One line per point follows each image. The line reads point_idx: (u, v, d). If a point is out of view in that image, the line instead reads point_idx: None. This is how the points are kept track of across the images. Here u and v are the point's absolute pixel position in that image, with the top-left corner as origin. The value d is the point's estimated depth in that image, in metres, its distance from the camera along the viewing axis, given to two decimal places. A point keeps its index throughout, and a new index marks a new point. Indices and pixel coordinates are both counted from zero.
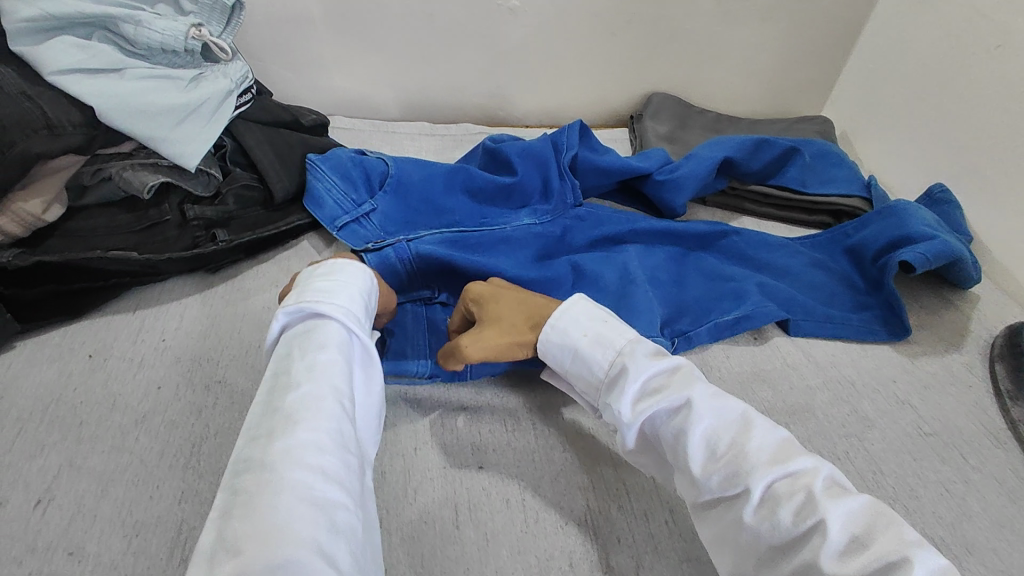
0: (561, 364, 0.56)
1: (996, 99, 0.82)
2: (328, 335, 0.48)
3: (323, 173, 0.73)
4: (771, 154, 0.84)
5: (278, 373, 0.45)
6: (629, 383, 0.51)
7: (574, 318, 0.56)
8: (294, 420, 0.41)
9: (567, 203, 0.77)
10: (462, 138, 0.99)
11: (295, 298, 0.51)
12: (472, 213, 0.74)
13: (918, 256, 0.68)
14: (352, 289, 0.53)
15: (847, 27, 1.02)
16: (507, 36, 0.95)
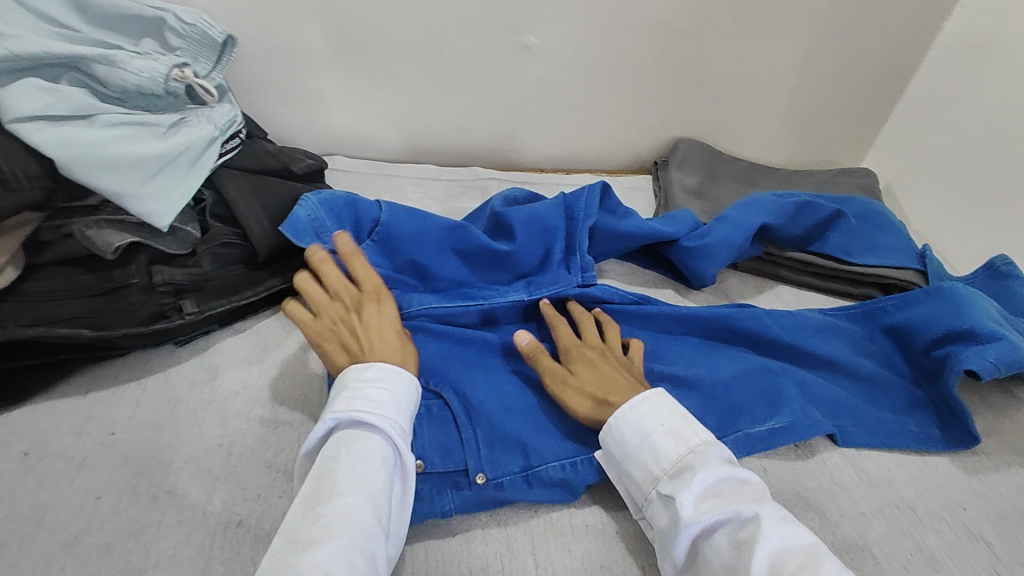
0: (625, 448, 0.50)
1: None
2: (374, 450, 0.45)
3: (310, 206, 0.66)
4: (813, 219, 0.75)
5: (324, 476, 0.44)
6: (697, 479, 0.45)
7: (653, 405, 0.50)
8: (330, 536, 0.40)
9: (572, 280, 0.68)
10: (470, 184, 0.92)
11: (350, 394, 0.48)
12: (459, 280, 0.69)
13: (986, 364, 0.59)
14: (401, 398, 0.49)
15: (896, 72, 0.93)
16: (522, 76, 0.88)
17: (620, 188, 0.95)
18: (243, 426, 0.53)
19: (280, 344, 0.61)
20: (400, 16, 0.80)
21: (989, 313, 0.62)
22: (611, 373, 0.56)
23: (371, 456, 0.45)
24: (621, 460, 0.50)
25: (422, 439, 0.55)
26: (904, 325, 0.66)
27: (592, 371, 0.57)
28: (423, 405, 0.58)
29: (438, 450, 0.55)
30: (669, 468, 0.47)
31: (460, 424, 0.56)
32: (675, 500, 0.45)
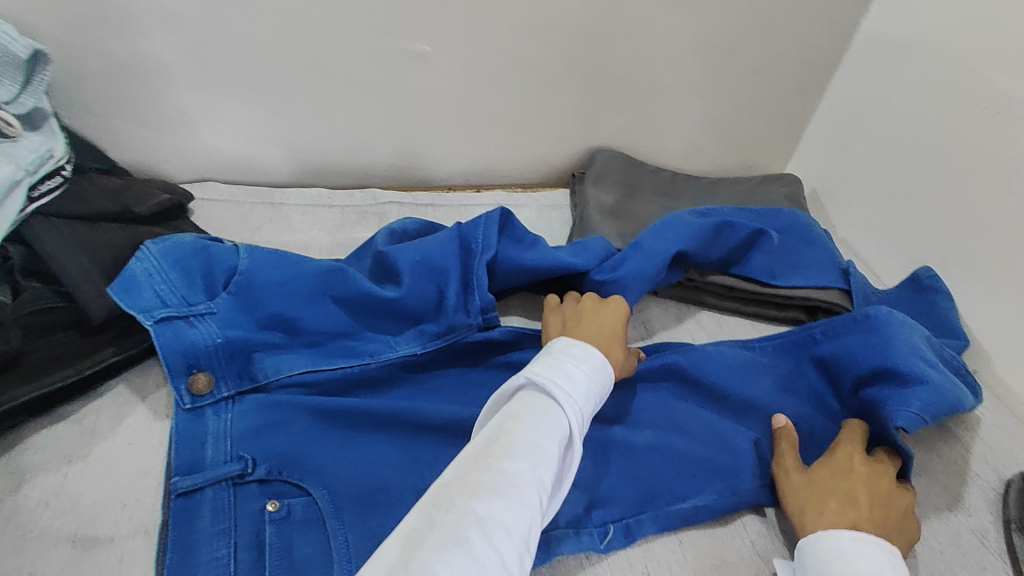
0: (818, 570, 0.47)
1: (991, 174, 0.68)
2: (555, 422, 0.43)
3: (149, 258, 0.54)
4: (733, 240, 0.70)
5: (496, 432, 0.42)
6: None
7: (875, 554, 0.46)
8: (497, 491, 0.37)
9: (469, 325, 0.62)
10: (366, 209, 0.82)
11: (563, 372, 0.48)
12: (342, 330, 0.58)
13: (912, 418, 0.53)
14: (594, 385, 0.49)
15: (816, 72, 0.88)
16: (414, 87, 0.78)
17: (535, 206, 0.87)
18: (49, 551, 0.45)
19: (111, 433, 0.52)
20: (262, 22, 0.69)
21: (916, 346, 0.58)
22: (846, 492, 0.51)
23: (551, 425, 0.43)
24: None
25: (277, 554, 0.45)
26: (833, 357, 0.62)
27: (839, 484, 0.52)
28: (285, 506, 0.48)
29: (296, 567, 0.45)
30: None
31: (326, 525, 0.47)
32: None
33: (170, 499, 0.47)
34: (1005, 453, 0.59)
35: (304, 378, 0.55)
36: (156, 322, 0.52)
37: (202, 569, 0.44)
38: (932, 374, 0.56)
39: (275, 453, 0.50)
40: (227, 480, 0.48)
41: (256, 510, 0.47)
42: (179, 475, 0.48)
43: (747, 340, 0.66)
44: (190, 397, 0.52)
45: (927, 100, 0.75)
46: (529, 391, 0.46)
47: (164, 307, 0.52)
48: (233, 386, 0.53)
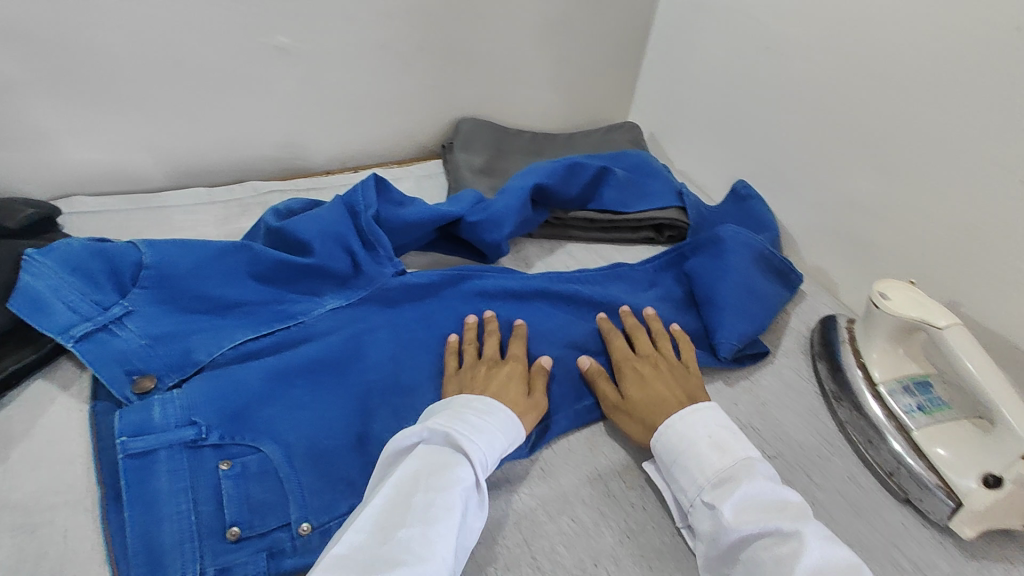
0: (675, 454, 0.53)
1: (772, 96, 0.83)
2: (453, 476, 0.46)
3: (44, 271, 0.56)
4: (585, 177, 0.81)
5: (396, 493, 0.45)
6: (741, 490, 0.49)
7: (697, 419, 0.54)
8: (396, 561, 0.40)
9: (386, 274, 0.67)
10: (249, 203, 0.85)
11: (468, 424, 0.50)
12: (268, 303, 0.63)
13: (726, 344, 0.66)
14: (502, 432, 0.52)
15: (636, 33, 1.02)
16: (277, 79, 0.82)
17: (412, 178, 0.94)
18: None
19: (27, 435, 0.53)
20: (112, 27, 0.69)
21: (749, 269, 0.73)
22: (666, 394, 0.58)
23: (456, 479, 0.46)
24: (670, 468, 0.53)
25: (236, 500, 0.49)
26: (693, 271, 0.75)
27: (648, 390, 0.59)
28: (238, 462, 0.51)
29: (257, 509, 0.49)
30: (713, 478, 0.50)
31: (281, 473, 0.51)
32: (717, 508, 0.48)
33: (121, 460, 0.49)
34: (810, 310, 0.76)
35: (245, 348, 0.59)
36: (77, 340, 0.54)
37: (166, 524, 0.47)
38: (746, 300, 0.70)
39: (224, 418, 0.53)
40: (180, 443, 0.51)
41: (212, 469, 0.50)
42: (127, 435, 0.50)
43: (615, 268, 0.77)
44: (134, 391, 0.55)
45: (719, 45, 0.90)
46: (430, 444, 0.49)
47: (83, 321, 0.55)
48: (178, 375, 0.56)
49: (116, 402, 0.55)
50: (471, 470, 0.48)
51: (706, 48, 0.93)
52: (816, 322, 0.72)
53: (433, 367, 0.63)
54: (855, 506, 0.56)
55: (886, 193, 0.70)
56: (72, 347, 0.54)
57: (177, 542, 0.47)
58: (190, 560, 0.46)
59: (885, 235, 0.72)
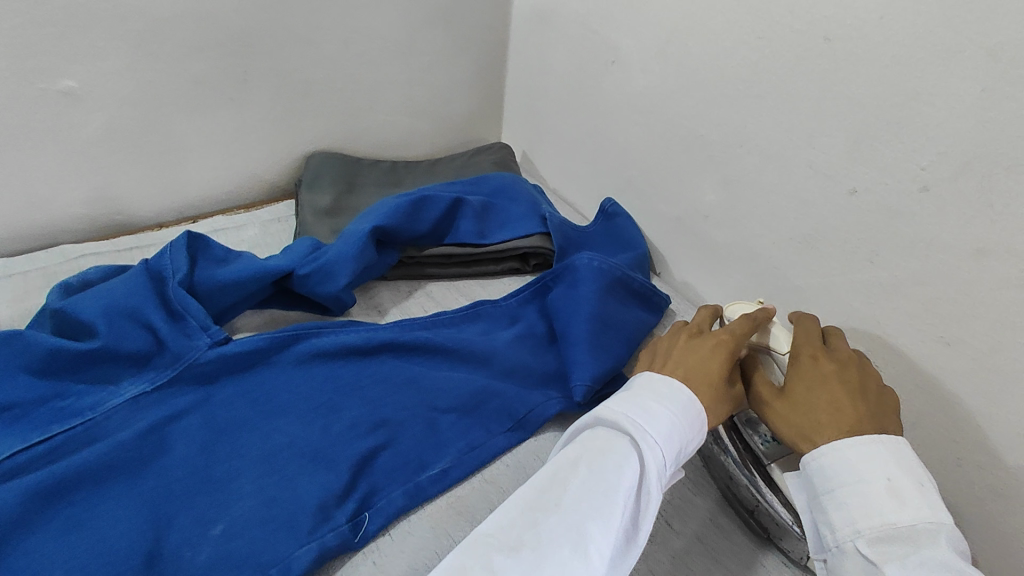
0: (830, 485, 0.43)
1: (624, 112, 0.80)
2: (615, 471, 0.41)
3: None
4: (436, 211, 0.75)
5: (552, 479, 0.42)
6: (916, 560, 0.38)
7: (875, 454, 0.42)
8: (543, 554, 0.37)
9: (197, 346, 0.59)
10: (54, 271, 0.74)
11: (675, 401, 0.46)
12: (42, 398, 0.53)
13: (581, 388, 0.62)
14: (675, 424, 0.45)
15: (491, 50, 0.97)
16: (71, 128, 0.71)
17: (257, 224, 0.86)
18: None
19: None
20: None
21: (604, 299, 0.70)
22: (837, 401, 0.46)
23: (611, 477, 0.41)
24: (823, 497, 0.43)
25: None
26: (553, 305, 0.71)
27: (819, 394, 0.47)
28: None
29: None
30: (882, 531, 0.40)
31: None
32: (881, 568, 0.38)
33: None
34: None
35: (10, 462, 0.49)
36: None
37: None
38: (603, 332, 0.67)
39: None
40: None
41: None
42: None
43: (473, 308, 0.71)
44: None
45: (568, 59, 0.86)
46: (604, 426, 0.45)
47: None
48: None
49: None
50: (635, 461, 0.42)
51: (556, 63, 0.89)
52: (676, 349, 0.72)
53: (249, 450, 0.55)
54: (713, 553, 0.55)
55: (731, 206, 0.68)
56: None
57: None
58: None
59: (737, 248, 0.70)
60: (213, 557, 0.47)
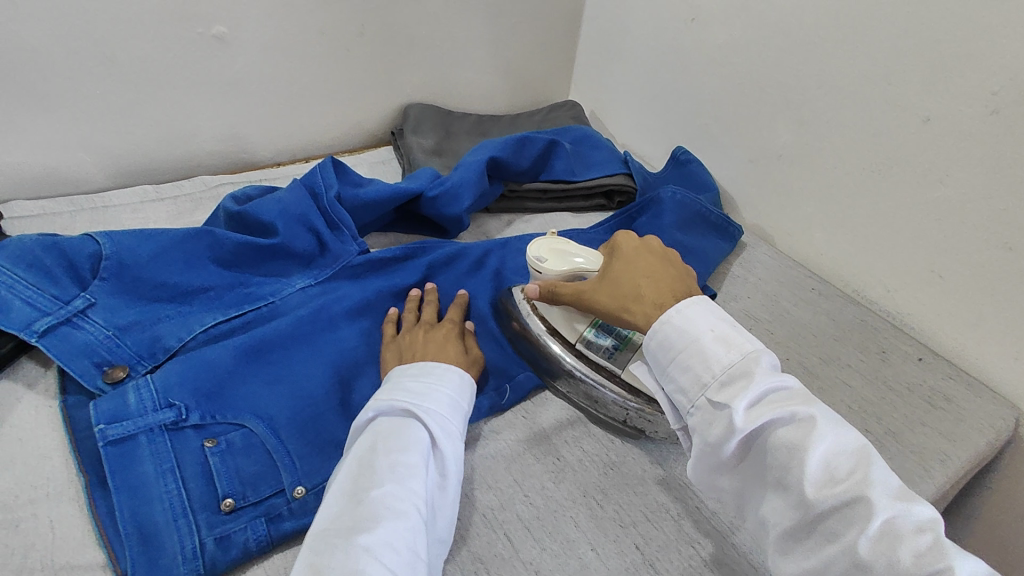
0: (674, 353, 0.49)
1: (701, 64, 0.89)
2: (409, 437, 0.47)
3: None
4: (533, 150, 0.85)
5: (358, 467, 0.45)
6: (754, 387, 0.45)
7: (697, 309, 0.50)
8: (376, 519, 0.41)
9: (350, 251, 0.69)
10: (200, 196, 0.83)
11: (434, 375, 0.53)
12: (233, 287, 0.63)
13: None
14: (444, 388, 0.52)
15: (569, 13, 1.06)
16: (219, 69, 0.81)
17: (364, 165, 0.95)
18: None
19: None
20: (37, 20, 0.67)
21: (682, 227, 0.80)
22: (644, 275, 0.55)
23: (404, 443, 0.46)
24: (670, 366, 0.49)
25: (226, 474, 0.50)
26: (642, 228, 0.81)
27: (630, 279, 0.55)
28: (223, 439, 0.51)
29: (248, 480, 0.50)
30: (723, 374, 0.46)
31: (268, 445, 0.52)
32: (728, 406, 0.45)
33: (101, 448, 0.48)
34: (752, 259, 0.82)
35: (217, 331, 0.60)
36: (41, 336, 0.53)
37: (155, 503, 0.47)
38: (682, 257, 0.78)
39: (206, 400, 0.53)
40: (160, 426, 0.50)
41: (196, 448, 0.50)
42: (104, 423, 0.49)
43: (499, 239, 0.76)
44: (109, 383, 0.54)
45: (647, 18, 0.95)
46: (383, 415, 0.49)
47: (44, 316, 0.54)
48: (150, 362, 0.57)
49: (88, 394, 0.54)
50: (422, 429, 0.48)
51: (636, 22, 0.98)
52: (754, 271, 0.81)
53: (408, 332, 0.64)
54: None
55: (806, 143, 0.77)
56: (36, 343, 0.53)
57: (170, 520, 0.46)
58: (186, 535, 0.46)
59: (809, 181, 0.78)
60: None
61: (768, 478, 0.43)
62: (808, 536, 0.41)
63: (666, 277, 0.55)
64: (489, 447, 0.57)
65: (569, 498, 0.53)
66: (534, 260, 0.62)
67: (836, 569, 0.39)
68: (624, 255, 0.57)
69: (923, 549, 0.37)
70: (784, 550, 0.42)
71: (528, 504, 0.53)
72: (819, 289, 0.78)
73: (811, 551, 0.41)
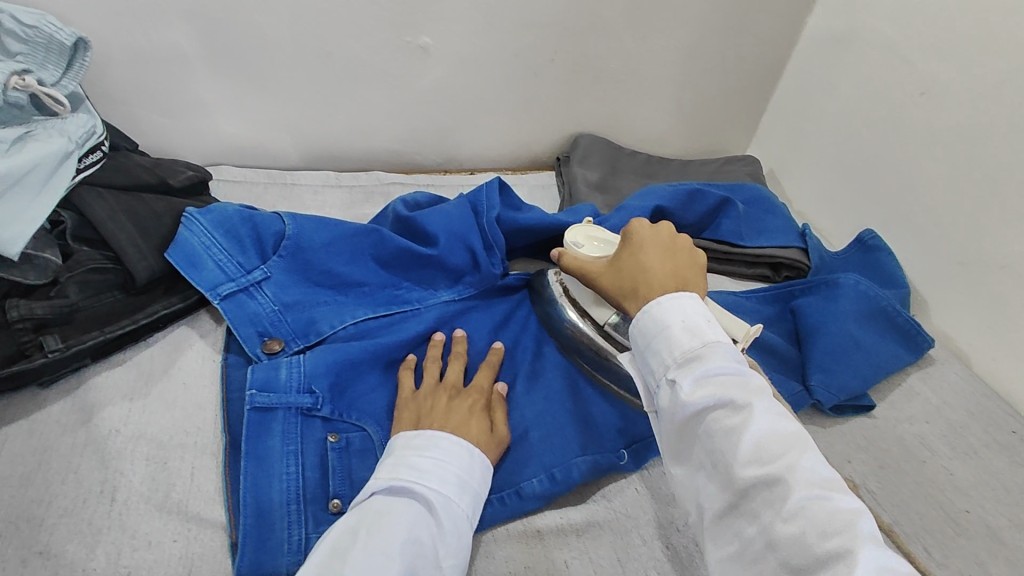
0: (647, 339, 0.46)
1: (917, 146, 0.78)
2: (400, 520, 0.42)
3: (201, 229, 0.61)
4: (704, 206, 0.79)
5: (335, 549, 0.41)
6: (703, 367, 0.42)
7: (678, 304, 0.46)
8: None
9: (496, 275, 0.69)
10: (374, 189, 0.89)
11: (440, 451, 0.48)
12: (384, 287, 0.65)
13: (826, 392, 0.65)
14: (451, 469, 0.47)
15: (771, 66, 0.99)
16: (419, 77, 0.86)
17: (526, 187, 0.96)
18: (127, 469, 0.49)
19: (166, 375, 0.57)
20: (281, 16, 0.75)
21: (859, 323, 0.70)
22: (648, 263, 0.51)
23: (392, 526, 0.42)
24: (647, 346, 0.46)
25: (339, 473, 0.51)
26: (806, 308, 0.72)
27: (636, 263, 0.52)
28: (344, 438, 0.53)
29: (357, 485, 0.51)
30: (679, 357, 0.43)
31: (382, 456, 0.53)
32: (677, 384, 0.43)
33: (245, 412, 0.52)
34: (939, 376, 0.71)
35: (363, 326, 0.62)
36: (222, 299, 0.59)
37: (275, 482, 0.49)
38: (854, 352, 0.68)
39: (338, 395, 0.55)
40: (296, 409, 0.53)
41: (320, 439, 0.52)
42: (255, 390, 0.53)
43: None
44: (266, 354, 0.58)
45: (863, 84, 0.86)
46: (383, 494, 0.45)
47: (228, 281, 0.60)
48: (302, 342, 0.60)
49: (246, 357, 0.58)
50: (418, 514, 0.44)
51: (847, 87, 0.88)
52: (936, 389, 0.69)
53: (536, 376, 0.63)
54: None
55: None
56: (218, 303, 0.59)
57: (284, 502, 0.48)
58: (295, 523, 0.48)
59: None
60: (518, 435, 0.57)
61: (700, 458, 0.42)
62: (733, 520, 0.39)
63: (664, 270, 0.50)
64: (600, 513, 0.54)
65: None
66: (572, 244, 0.62)
67: (749, 550, 0.38)
68: (635, 241, 0.54)
69: (830, 534, 0.35)
70: (716, 537, 0.40)
71: None
72: (1021, 435, 0.65)
73: (734, 536, 0.39)
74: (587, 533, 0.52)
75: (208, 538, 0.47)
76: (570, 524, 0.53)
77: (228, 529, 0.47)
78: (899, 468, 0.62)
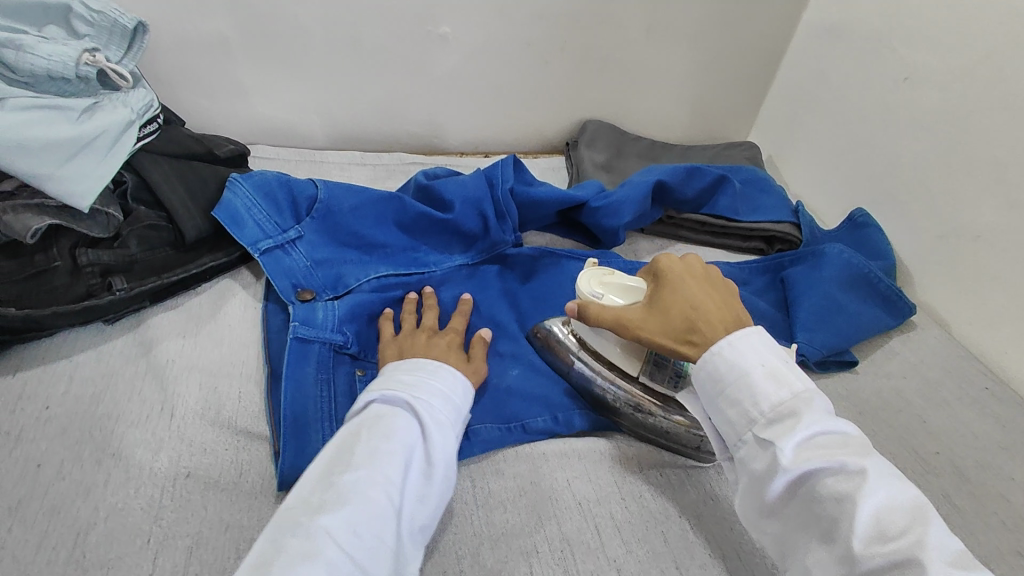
0: (722, 384, 0.49)
1: (903, 128, 0.83)
2: (394, 423, 0.47)
3: (243, 192, 0.67)
4: (702, 183, 0.85)
5: (338, 450, 0.46)
6: (803, 426, 0.45)
7: (750, 342, 0.49)
8: (343, 501, 0.42)
9: (507, 241, 0.75)
10: (395, 168, 0.96)
11: (426, 371, 0.54)
12: (405, 249, 0.72)
13: (813, 348, 0.70)
14: (438, 385, 0.53)
15: (770, 57, 1.05)
16: (438, 63, 0.92)
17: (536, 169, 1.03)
18: (182, 393, 0.56)
19: (213, 318, 0.64)
20: (313, 6, 0.82)
21: (844, 289, 0.76)
22: (696, 301, 0.54)
23: (387, 428, 0.47)
24: (725, 390, 0.49)
25: None
26: (796, 275, 0.78)
27: (682, 302, 0.54)
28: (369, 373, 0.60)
29: None
30: (771, 412, 0.46)
31: None
32: (772, 446, 0.45)
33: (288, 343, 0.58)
34: (917, 338, 0.76)
35: (385, 282, 0.69)
36: (261, 253, 0.65)
37: (312, 403, 0.55)
38: (840, 313, 0.73)
39: None
40: (330, 345, 0.59)
41: (349, 372, 0.59)
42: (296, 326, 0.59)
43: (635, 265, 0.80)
44: (302, 300, 0.64)
45: (855, 71, 0.91)
46: (376, 404, 0.50)
47: (267, 238, 0.66)
48: (331, 292, 0.66)
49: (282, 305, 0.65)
50: (410, 420, 0.49)
51: (840, 74, 0.94)
52: (915, 350, 0.74)
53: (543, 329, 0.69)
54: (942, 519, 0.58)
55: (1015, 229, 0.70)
56: (257, 257, 0.66)
57: (321, 419, 0.55)
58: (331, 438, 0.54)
59: (1009, 271, 0.70)
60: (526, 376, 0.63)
61: (812, 520, 0.43)
62: None
63: (713, 305, 0.54)
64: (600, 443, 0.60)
65: (663, 512, 0.55)
66: (590, 295, 0.62)
67: None
68: (670, 279, 0.56)
69: None
70: None
71: (624, 506, 0.55)
72: (993, 390, 0.70)
73: None
74: (589, 458, 0.59)
75: (254, 448, 0.54)
76: (572, 450, 0.59)
77: (272, 441, 0.54)
78: (876, 416, 0.67)
